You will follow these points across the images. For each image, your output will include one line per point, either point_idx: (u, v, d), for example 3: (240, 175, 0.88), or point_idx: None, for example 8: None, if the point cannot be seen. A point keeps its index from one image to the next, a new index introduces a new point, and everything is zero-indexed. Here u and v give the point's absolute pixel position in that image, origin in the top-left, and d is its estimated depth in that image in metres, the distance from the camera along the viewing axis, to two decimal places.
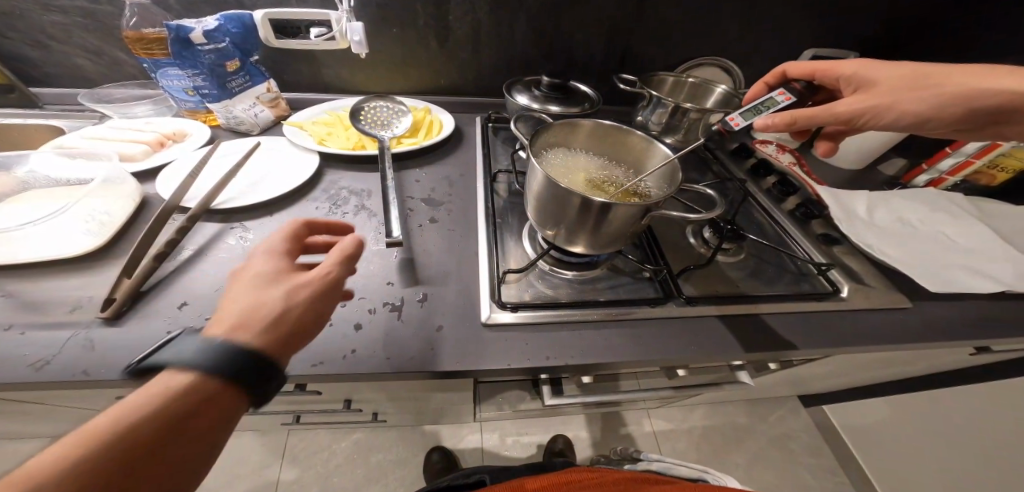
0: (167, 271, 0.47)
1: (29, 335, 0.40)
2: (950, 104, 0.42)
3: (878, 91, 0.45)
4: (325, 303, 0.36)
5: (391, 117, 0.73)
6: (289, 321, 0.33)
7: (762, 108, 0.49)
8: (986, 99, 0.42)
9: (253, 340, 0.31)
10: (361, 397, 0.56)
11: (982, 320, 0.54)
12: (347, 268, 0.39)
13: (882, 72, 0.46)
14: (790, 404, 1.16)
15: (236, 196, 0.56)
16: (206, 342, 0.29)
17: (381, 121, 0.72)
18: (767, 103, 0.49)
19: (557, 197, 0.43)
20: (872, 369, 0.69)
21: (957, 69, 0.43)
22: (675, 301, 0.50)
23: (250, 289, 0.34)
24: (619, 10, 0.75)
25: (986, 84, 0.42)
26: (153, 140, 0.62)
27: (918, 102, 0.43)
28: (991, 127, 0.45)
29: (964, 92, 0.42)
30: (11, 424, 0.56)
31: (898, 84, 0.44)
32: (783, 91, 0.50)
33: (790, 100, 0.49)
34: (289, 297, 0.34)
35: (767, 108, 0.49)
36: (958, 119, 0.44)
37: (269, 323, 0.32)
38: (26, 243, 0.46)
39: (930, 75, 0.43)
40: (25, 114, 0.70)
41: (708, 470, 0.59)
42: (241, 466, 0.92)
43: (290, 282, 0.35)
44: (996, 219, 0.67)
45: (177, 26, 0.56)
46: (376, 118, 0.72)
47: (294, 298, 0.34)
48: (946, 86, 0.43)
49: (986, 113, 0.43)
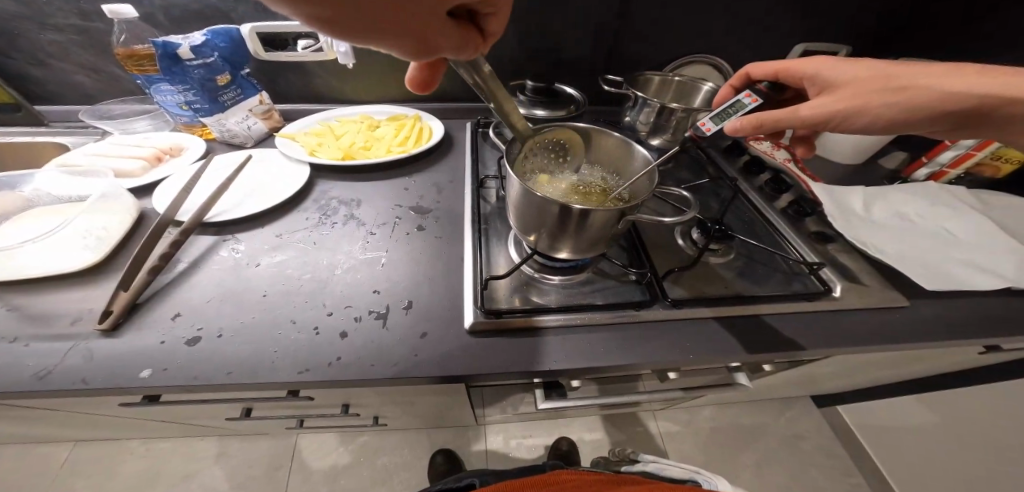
0: (163, 283, 0.49)
1: (33, 347, 0.42)
2: (927, 106, 0.41)
3: (850, 91, 0.44)
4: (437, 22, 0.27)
5: (559, 167, 0.57)
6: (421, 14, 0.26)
7: (731, 112, 0.49)
8: (965, 101, 0.40)
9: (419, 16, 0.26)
10: (357, 402, 0.56)
11: (986, 316, 0.52)
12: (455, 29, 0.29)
13: (852, 71, 0.45)
14: (801, 404, 1.13)
15: (229, 209, 0.58)
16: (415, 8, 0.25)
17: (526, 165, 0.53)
18: (735, 107, 0.49)
19: (534, 205, 0.43)
20: (878, 369, 0.67)
21: (932, 69, 0.42)
22: (661, 303, 0.50)
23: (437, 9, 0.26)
24: (604, 11, 0.75)
25: (966, 84, 0.40)
26: (150, 156, 0.64)
27: (888, 104, 0.42)
28: (987, 127, 0.43)
29: (942, 93, 0.41)
30: (26, 425, 0.59)
31: (867, 85, 0.43)
32: (749, 92, 0.50)
33: (757, 103, 0.49)
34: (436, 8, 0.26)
35: (737, 112, 0.49)
36: (935, 119, 0.42)
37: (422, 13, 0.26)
38: (33, 260, 0.49)
39: (899, 75, 0.42)
40: (32, 132, 0.73)
41: (700, 471, 0.59)
42: (253, 468, 0.95)
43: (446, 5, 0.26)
44: (1002, 212, 0.65)
45: (165, 43, 0.57)
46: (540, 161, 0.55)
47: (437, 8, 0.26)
48: (920, 88, 0.41)
49: (965, 114, 0.41)
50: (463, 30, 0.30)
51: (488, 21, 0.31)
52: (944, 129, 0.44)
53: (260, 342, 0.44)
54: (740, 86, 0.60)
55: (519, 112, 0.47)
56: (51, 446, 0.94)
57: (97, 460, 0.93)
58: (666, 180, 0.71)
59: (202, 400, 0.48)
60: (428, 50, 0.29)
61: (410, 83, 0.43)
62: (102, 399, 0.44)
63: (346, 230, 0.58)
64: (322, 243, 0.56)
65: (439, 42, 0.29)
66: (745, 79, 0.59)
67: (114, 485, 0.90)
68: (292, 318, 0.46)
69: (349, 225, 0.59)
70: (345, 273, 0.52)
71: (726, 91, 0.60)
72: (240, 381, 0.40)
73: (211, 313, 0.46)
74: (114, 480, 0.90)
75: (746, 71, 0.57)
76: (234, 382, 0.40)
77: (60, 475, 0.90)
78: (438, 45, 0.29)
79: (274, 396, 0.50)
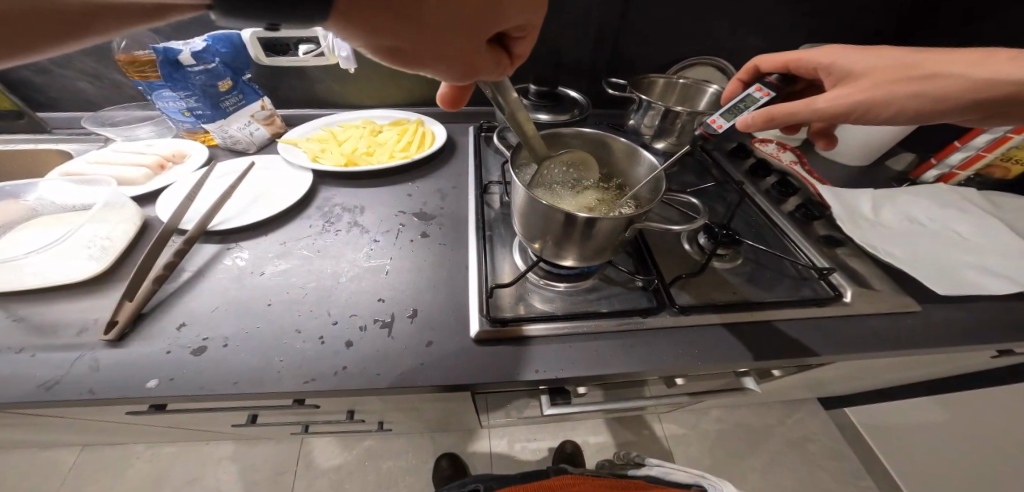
0: (167, 293, 0.49)
1: (39, 357, 0.42)
2: (955, 95, 0.40)
3: (868, 83, 0.43)
4: (473, 45, 0.30)
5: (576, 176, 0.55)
6: (457, 40, 0.29)
7: (742, 107, 0.49)
8: (999, 89, 0.40)
9: (456, 41, 0.29)
10: (360, 409, 0.56)
11: (998, 321, 0.51)
12: (489, 54, 0.32)
13: (871, 62, 0.44)
14: (808, 406, 1.12)
15: (233, 217, 0.58)
16: (449, 36, 0.28)
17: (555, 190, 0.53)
18: (746, 101, 0.49)
19: (541, 210, 0.42)
20: (888, 372, 0.66)
21: (955, 58, 0.41)
22: (668, 310, 0.49)
23: (472, 33, 0.29)
24: (605, 12, 0.74)
25: (997, 71, 0.40)
26: (153, 163, 0.64)
27: (913, 95, 0.41)
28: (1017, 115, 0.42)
29: (970, 81, 0.40)
30: (28, 432, 0.58)
31: (888, 75, 0.42)
32: (760, 87, 0.50)
33: (768, 97, 0.49)
34: (472, 33, 0.29)
35: (748, 106, 0.49)
36: (965, 111, 0.41)
37: (459, 39, 0.29)
38: (40, 270, 0.49)
39: (922, 65, 0.42)
40: (34, 139, 0.73)
41: (706, 475, 0.57)
42: (258, 471, 0.95)
43: (480, 31, 0.29)
44: (1012, 214, 0.64)
45: (165, 48, 0.57)
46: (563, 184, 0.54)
47: (474, 35, 0.29)
48: (946, 77, 0.41)
49: (995, 104, 0.41)
50: (495, 53, 0.33)
51: (520, 44, 0.33)
52: (971, 119, 0.43)
53: (265, 353, 0.43)
54: (748, 81, 0.60)
55: (542, 141, 0.49)
56: (60, 449, 0.94)
57: (106, 464, 0.93)
58: (671, 183, 0.71)
59: (205, 409, 0.48)
60: (469, 72, 0.32)
61: (444, 98, 0.45)
62: (107, 408, 0.44)
63: (350, 237, 0.58)
64: (325, 251, 0.56)
65: (476, 64, 0.31)
66: (753, 73, 0.59)
67: (124, 488, 0.90)
68: (297, 328, 0.46)
69: (352, 232, 0.59)
70: (348, 282, 0.52)
71: (735, 86, 0.61)
72: (247, 390, 0.40)
73: (217, 322, 0.46)
74: (118, 483, 0.91)
75: (756, 65, 0.57)
76: (242, 391, 0.40)
77: (69, 478, 0.91)
78: (477, 68, 0.32)
79: (278, 405, 0.49)
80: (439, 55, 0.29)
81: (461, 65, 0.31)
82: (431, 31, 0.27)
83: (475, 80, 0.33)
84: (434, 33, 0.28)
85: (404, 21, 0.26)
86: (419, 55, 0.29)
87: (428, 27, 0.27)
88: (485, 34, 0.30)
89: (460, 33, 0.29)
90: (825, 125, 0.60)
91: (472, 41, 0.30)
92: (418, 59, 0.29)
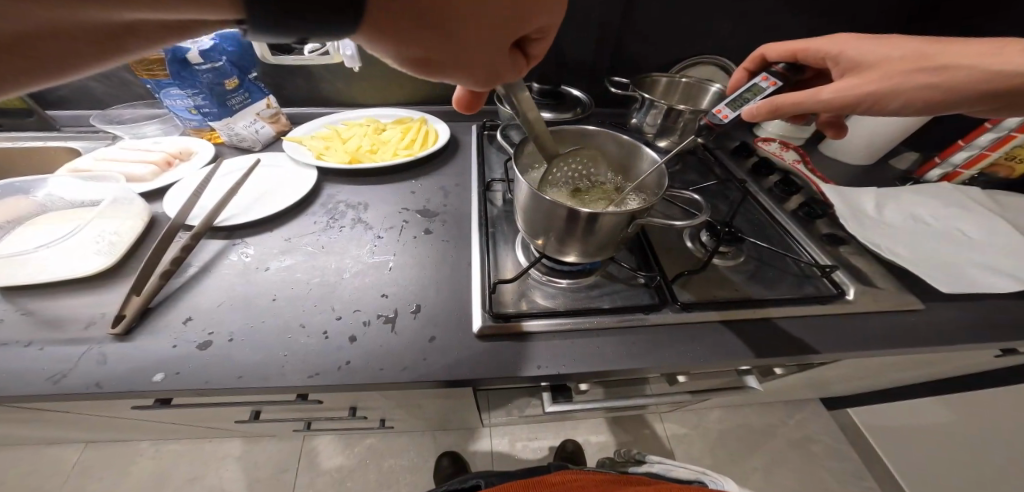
0: (174, 287, 0.49)
1: (47, 350, 0.42)
2: (964, 87, 0.41)
3: (878, 72, 0.43)
4: (488, 53, 0.30)
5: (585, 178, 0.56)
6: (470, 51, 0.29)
7: (748, 96, 0.49)
8: (1012, 80, 0.40)
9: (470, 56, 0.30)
10: (362, 405, 0.56)
11: (1001, 319, 0.51)
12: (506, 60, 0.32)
13: (881, 52, 0.44)
14: (810, 406, 1.12)
15: (238, 214, 0.58)
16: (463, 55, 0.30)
17: (545, 187, 0.52)
18: (752, 91, 0.50)
19: (545, 205, 0.42)
20: (891, 372, 0.66)
21: (968, 48, 0.41)
22: (670, 307, 0.49)
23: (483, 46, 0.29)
24: (606, 12, 0.74)
25: (1010, 62, 0.40)
26: (160, 160, 0.65)
27: (925, 85, 0.41)
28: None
29: (982, 73, 0.40)
30: (33, 426, 0.59)
31: (898, 65, 0.42)
32: (766, 76, 0.50)
33: (774, 86, 0.49)
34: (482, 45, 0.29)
35: (754, 96, 0.49)
36: (973, 103, 0.42)
37: (471, 53, 0.30)
38: (48, 264, 0.49)
39: (935, 56, 0.41)
40: (42, 136, 0.74)
41: (707, 471, 0.58)
42: (259, 470, 0.95)
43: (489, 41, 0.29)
44: (1016, 213, 0.64)
45: (173, 47, 0.59)
46: (538, 163, 0.56)
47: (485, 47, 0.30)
48: (957, 68, 0.41)
49: (1005, 95, 0.41)
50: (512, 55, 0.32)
51: (537, 44, 0.33)
52: (982, 111, 0.43)
53: (270, 348, 0.44)
54: (754, 70, 0.60)
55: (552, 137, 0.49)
56: (63, 447, 0.95)
57: (107, 463, 0.94)
58: (673, 182, 0.71)
59: (210, 403, 0.49)
60: (488, 78, 0.33)
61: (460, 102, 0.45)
62: (112, 402, 0.44)
63: (354, 234, 0.59)
64: (329, 248, 0.56)
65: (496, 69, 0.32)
66: (759, 63, 0.60)
67: (126, 487, 0.91)
68: (302, 323, 0.46)
69: (356, 228, 0.59)
70: (352, 278, 0.52)
71: (740, 74, 0.61)
72: (252, 385, 0.41)
73: (222, 317, 0.46)
74: (118, 481, 0.91)
75: (762, 53, 0.58)
76: (246, 385, 0.40)
77: (72, 477, 0.91)
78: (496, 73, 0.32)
79: (282, 400, 0.50)
80: (460, 64, 0.30)
81: (480, 72, 0.32)
82: (442, 50, 0.28)
83: (495, 88, 0.35)
84: (444, 49, 0.28)
85: (416, 42, 0.27)
86: (439, 68, 0.30)
87: (437, 44, 0.28)
88: (498, 44, 0.30)
89: (473, 47, 0.29)
90: (833, 115, 0.60)
91: (489, 52, 0.30)
92: (440, 63, 0.30)
